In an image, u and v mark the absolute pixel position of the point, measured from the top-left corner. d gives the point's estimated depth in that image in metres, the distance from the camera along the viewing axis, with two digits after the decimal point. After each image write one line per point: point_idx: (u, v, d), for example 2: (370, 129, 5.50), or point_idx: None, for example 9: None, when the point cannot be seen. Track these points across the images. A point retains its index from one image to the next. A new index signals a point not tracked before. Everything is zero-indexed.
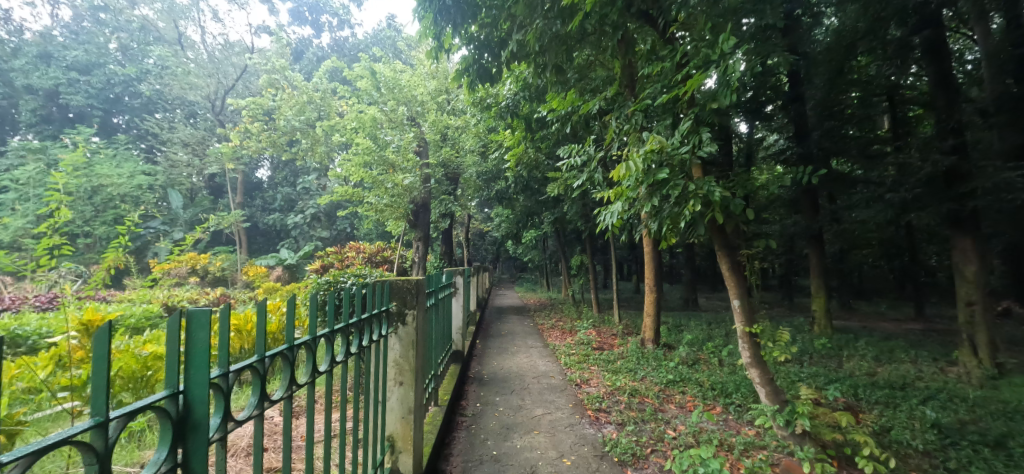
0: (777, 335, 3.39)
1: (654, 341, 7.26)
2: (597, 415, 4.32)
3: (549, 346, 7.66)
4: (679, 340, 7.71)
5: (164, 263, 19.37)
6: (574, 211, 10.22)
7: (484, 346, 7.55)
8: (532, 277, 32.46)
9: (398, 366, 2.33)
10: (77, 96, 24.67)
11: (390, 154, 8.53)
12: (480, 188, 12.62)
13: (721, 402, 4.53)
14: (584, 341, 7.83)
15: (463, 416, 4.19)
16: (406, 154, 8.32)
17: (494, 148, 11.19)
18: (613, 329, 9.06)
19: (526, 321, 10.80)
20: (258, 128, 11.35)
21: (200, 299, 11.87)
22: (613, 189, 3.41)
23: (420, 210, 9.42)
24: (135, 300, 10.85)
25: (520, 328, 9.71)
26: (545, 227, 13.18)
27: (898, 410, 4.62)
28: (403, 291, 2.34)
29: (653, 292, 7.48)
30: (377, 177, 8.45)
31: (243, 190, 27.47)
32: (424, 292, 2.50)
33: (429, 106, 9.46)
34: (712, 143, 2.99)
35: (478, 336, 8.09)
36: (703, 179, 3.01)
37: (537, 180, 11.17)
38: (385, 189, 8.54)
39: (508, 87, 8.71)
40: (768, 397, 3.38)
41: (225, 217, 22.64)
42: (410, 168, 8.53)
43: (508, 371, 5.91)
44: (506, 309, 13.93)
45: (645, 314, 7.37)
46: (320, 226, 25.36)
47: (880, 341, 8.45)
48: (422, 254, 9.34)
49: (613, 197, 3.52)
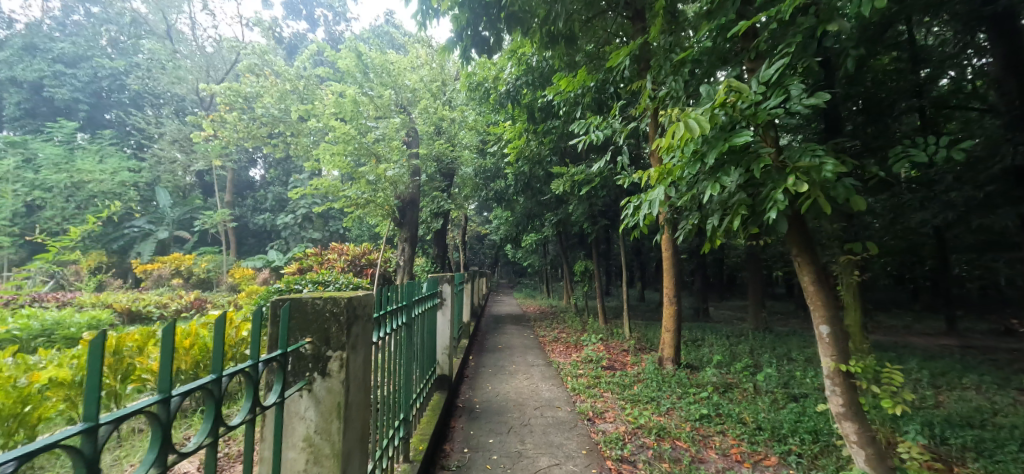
0: (886, 376, 2.40)
1: (673, 360, 6.26)
2: (620, 468, 3.32)
3: (553, 364, 6.68)
4: (701, 359, 6.75)
5: (146, 265, 18.52)
6: (582, 211, 9.26)
7: (477, 363, 6.56)
8: (531, 282, 31.37)
9: (312, 452, 1.35)
10: (62, 89, 23.95)
11: (372, 143, 7.51)
12: (478, 187, 11.75)
13: (776, 451, 3.57)
14: (591, 359, 6.86)
15: (444, 470, 3.19)
16: (392, 143, 7.36)
17: (494, 142, 10.27)
18: (623, 343, 8.09)
19: (526, 332, 9.83)
20: (236, 117, 10.35)
21: (172, 303, 10.80)
22: (652, 169, 2.44)
23: (409, 208, 8.49)
24: (97, 303, 9.93)
25: (519, 340, 8.75)
26: (548, 230, 12.21)
27: (1000, 460, 3.65)
28: (323, 321, 1.35)
29: (672, 303, 6.48)
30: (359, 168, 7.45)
31: (233, 190, 26.49)
32: (363, 323, 1.50)
33: (421, 93, 8.66)
34: (819, 94, 2.01)
35: (473, 354, 7.11)
36: (800, 149, 2.02)
37: (539, 178, 10.30)
38: (366, 183, 7.49)
39: (509, 71, 7.90)
40: (870, 463, 2.39)
41: (212, 216, 21.66)
42: (399, 160, 7.59)
43: (503, 399, 4.90)
44: (505, 318, 12.97)
45: (663, 329, 6.41)
46: (312, 227, 24.35)
47: (928, 361, 7.47)
48: (409, 256, 8.32)
49: (652, 181, 2.54)
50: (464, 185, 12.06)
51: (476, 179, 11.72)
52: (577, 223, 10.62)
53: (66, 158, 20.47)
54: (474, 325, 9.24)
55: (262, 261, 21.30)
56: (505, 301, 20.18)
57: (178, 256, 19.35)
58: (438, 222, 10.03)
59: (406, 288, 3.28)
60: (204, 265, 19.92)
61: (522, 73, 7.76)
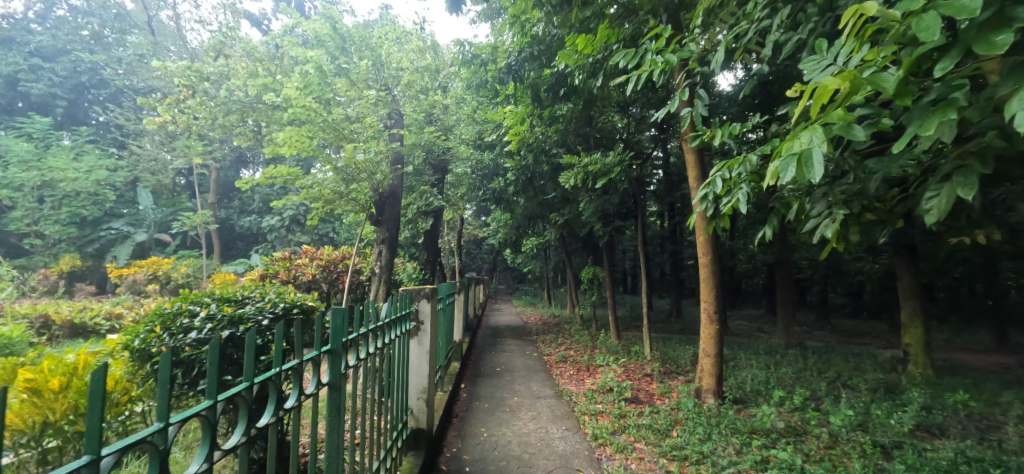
0: None
1: (715, 393, 5.06)
2: None
3: (564, 393, 5.45)
4: (745, 390, 5.52)
5: (122, 271, 17.30)
6: (593, 210, 8.10)
7: (471, 394, 5.33)
8: (531, 288, 30.06)
9: None
10: (38, 84, 22.84)
11: (341, 120, 6.01)
12: (475, 185, 10.57)
13: None
14: (610, 388, 5.62)
15: None
16: (366, 119, 5.94)
17: (493, 131, 9.01)
18: (645, 365, 6.86)
19: (529, 349, 8.59)
20: (198, 101, 9.13)
21: (126, 314, 9.44)
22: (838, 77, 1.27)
23: (389, 202, 7.13)
24: (33, 313, 8.57)
25: (520, 359, 7.52)
26: (552, 233, 10.96)
27: None
28: None
29: (713, 323, 5.23)
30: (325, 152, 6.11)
31: (218, 191, 25.21)
32: None
33: (408, 70, 7.51)
34: None
35: (466, 381, 5.84)
36: None
37: (543, 174, 9.16)
38: (335, 169, 6.17)
39: (511, 43, 6.78)
40: None
41: (192, 218, 20.29)
42: (381, 143, 6.28)
43: (504, 456, 3.62)
44: (504, 330, 11.70)
45: (703, 354, 5.19)
46: (300, 230, 23.00)
47: (1011, 388, 6.24)
48: (389, 261, 6.96)
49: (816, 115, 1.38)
50: (458, 182, 10.79)
51: (472, 175, 10.45)
52: (586, 225, 9.45)
53: (37, 155, 19.27)
54: (468, 341, 8.00)
55: (244, 265, 19.99)
56: (504, 309, 18.83)
57: (156, 261, 18.05)
58: (428, 222, 8.74)
59: (334, 322, 1.90)
60: (183, 270, 18.63)
61: (525, 43, 6.57)
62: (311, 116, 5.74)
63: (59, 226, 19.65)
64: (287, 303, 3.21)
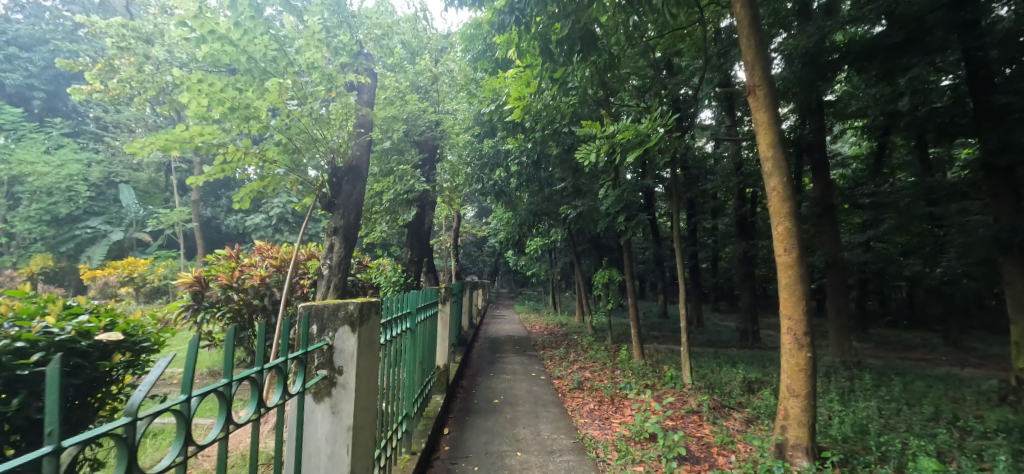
0: None
1: (808, 452, 3.50)
2: None
3: (590, 444, 3.90)
4: (842, 445, 3.94)
5: (94, 273, 15.92)
6: (612, 200, 6.67)
7: (456, 447, 3.79)
8: (534, 292, 28.66)
9: None
10: (12, 73, 21.55)
11: (274, 61, 4.09)
12: (471, 176, 9.15)
13: None
14: (650, 435, 4.08)
15: None
16: (308, 56, 4.09)
17: (490, 102, 7.52)
18: (686, 397, 5.31)
19: (533, 368, 7.09)
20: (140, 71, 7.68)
21: None
22: None
23: (349, 181, 4.75)
24: None
25: (524, 384, 6.01)
26: (561, 231, 9.43)
27: None
28: None
29: (801, 349, 3.63)
30: (245, 100, 3.83)
31: (204, 188, 23.87)
32: None
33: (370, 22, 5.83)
34: None
35: (451, 425, 4.27)
36: None
37: (551, 159, 7.76)
38: (266, 126, 4.10)
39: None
40: None
41: (170, 215, 18.95)
42: (336, 99, 4.51)
43: None
44: (504, 342, 10.22)
45: (788, 394, 3.65)
46: (288, 229, 21.59)
47: None
48: (343, 257, 4.68)
49: None
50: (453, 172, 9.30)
51: (469, 162, 8.90)
52: (600, 220, 8.06)
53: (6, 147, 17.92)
54: (460, 359, 6.50)
55: None
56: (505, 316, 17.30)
57: (133, 262, 16.44)
58: (411, 213, 7.22)
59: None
60: (161, 272, 17.24)
61: None
62: (230, 55, 3.82)
63: (29, 223, 18.40)
64: (24, 342, 1.79)
